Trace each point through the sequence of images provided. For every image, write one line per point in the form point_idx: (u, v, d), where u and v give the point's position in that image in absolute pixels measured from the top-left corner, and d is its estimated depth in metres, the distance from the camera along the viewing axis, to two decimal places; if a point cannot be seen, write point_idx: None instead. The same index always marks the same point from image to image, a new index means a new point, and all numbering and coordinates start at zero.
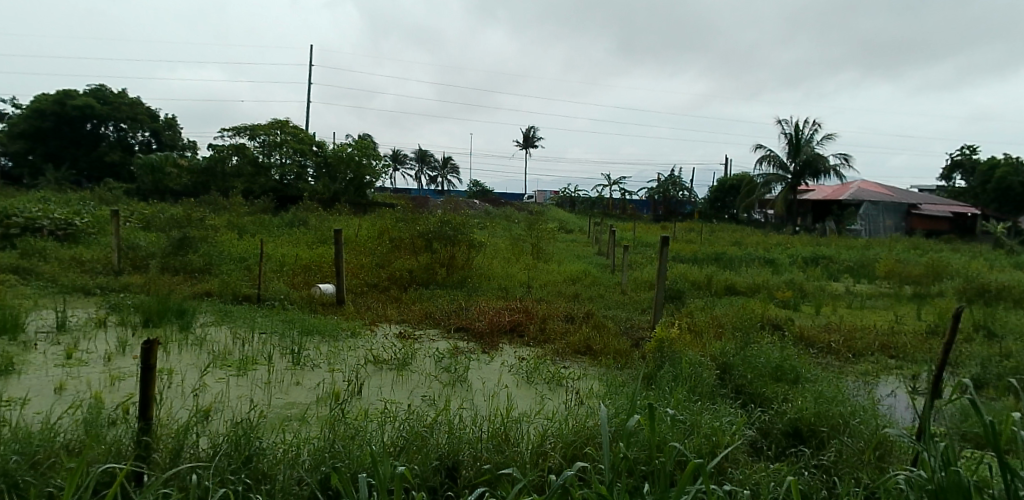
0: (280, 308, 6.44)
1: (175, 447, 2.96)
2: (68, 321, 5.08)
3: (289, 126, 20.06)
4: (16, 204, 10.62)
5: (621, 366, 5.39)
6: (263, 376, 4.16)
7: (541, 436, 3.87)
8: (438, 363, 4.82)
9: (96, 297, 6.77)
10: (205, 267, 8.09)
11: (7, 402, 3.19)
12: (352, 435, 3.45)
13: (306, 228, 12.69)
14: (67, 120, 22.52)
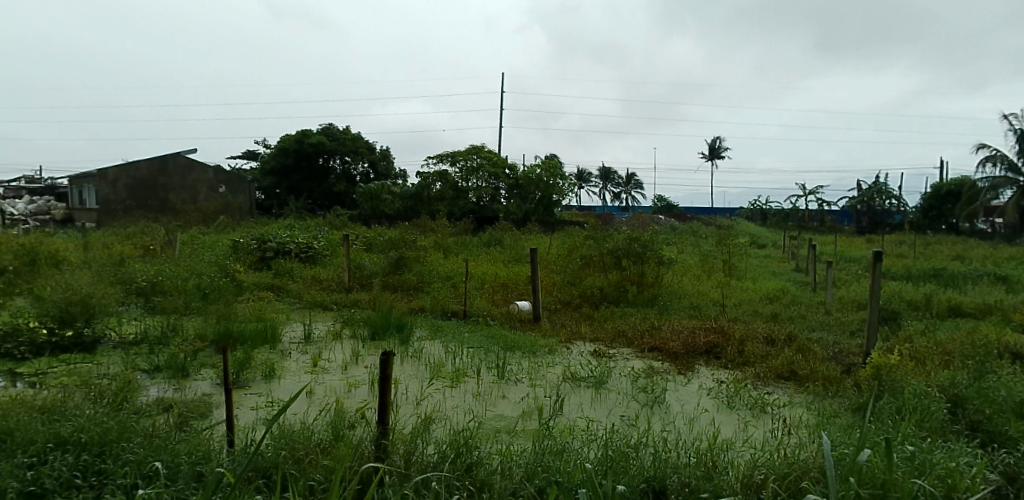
0: (482, 324, 6.81)
1: (405, 453, 3.18)
2: (312, 333, 5.76)
3: (485, 151, 21.44)
4: (272, 231, 12.49)
5: (831, 394, 4.86)
6: (473, 387, 4.34)
7: (751, 465, 3.53)
8: (634, 383, 4.71)
9: (332, 312, 7.67)
10: (417, 285, 8.84)
11: (273, 402, 3.66)
12: (560, 451, 3.44)
13: (501, 247, 13.32)
14: (304, 156, 25.69)
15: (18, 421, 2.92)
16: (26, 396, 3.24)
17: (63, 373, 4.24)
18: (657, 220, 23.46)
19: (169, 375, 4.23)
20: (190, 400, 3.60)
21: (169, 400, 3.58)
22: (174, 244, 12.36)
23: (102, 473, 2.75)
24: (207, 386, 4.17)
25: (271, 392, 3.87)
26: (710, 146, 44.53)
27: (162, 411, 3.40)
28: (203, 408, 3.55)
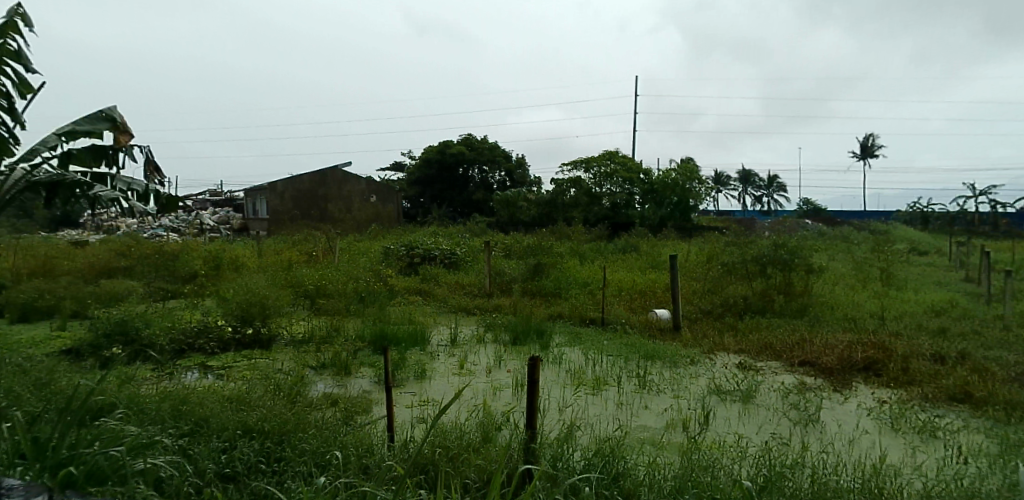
0: (621, 332, 6.79)
1: (553, 458, 3.19)
2: (458, 336, 6.00)
3: (618, 157, 21.27)
4: (419, 239, 13.22)
5: (1016, 421, 4.27)
6: (615, 396, 4.30)
7: (926, 493, 3.14)
8: (785, 399, 4.43)
9: (475, 316, 7.96)
10: (556, 292, 8.96)
11: (426, 402, 3.84)
12: (710, 465, 3.28)
13: (638, 253, 13.14)
14: (446, 167, 26.57)
15: (213, 411, 3.28)
16: (220, 387, 3.64)
17: (245, 368, 4.75)
18: (805, 225, 21.95)
19: (333, 372, 4.57)
20: (353, 397, 3.87)
21: (335, 395, 3.86)
22: (332, 249, 13.45)
23: (282, 460, 3.00)
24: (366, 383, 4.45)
25: (424, 392, 4.06)
26: (863, 145, 40.84)
27: (331, 405, 3.67)
28: (365, 404, 3.80)
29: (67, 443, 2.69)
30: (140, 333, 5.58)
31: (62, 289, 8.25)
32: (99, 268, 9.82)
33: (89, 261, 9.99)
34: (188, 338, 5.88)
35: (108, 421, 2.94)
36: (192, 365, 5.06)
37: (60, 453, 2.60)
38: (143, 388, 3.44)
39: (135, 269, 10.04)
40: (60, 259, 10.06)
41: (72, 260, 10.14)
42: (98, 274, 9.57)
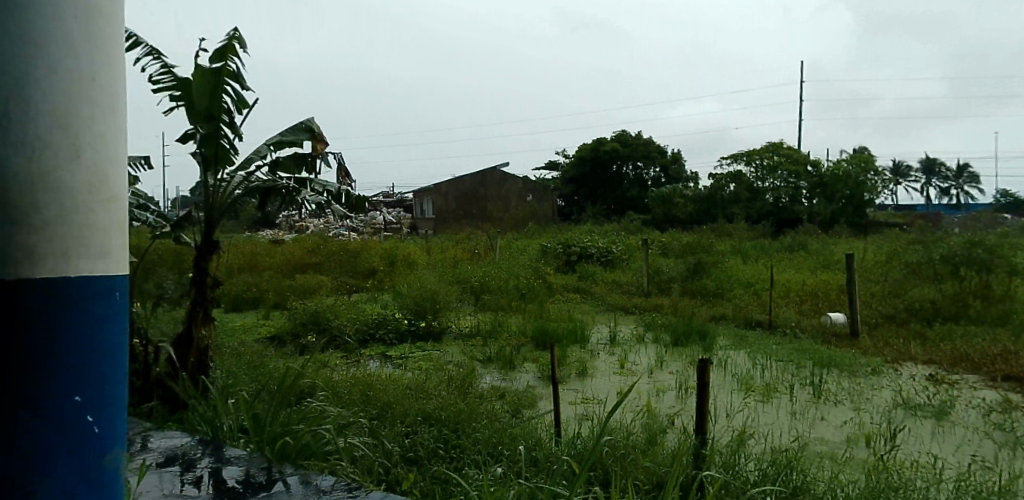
0: (792, 336, 6.52)
1: (724, 466, 3.07)
2: (617, 336, 6.09)
3: (783, 149, 20.70)
4: (576, 237, 13.48)
5: None
6: (787, 405, 4.11)
7: None
8: (987, 417, 3.94)
9: (635, 316, 8.00)
10: (718, 292, 8.75)
11: (590, 398, 3.93)
12: (905, 486, 2.94)
13: (807, 252, 12.40)
14: (600, 164, 26.36)
15: (396, 398, 3.54)
16: (399, 376, 3.95)
17: (419, 359, 5.13)
18: None
19: (499, 366, 4.76)
20: (519, 391, 4.01)
21: (503, 388, 4.03)
22: (491, 246, 14.02)
23: (458, 448, 3.16)
24: (530, 377, 4.56)
25: (587, 389, 4.17)
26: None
27: (499, 397, 3.85)
28: (530, 398, 3.92)
29: (279, 419, 3.03)
30: (329, 323, 6.24)
31: (264, 281, 9.45)
32: (293, 263, 11.14)
33: (285, 256, 11.38)
34: (369, 330, 6.45)
35: (313, 401, 3.28)
36: (373, 355, 5.54)
37: (275, 427, 2.95)
38: (336, 374, 3.80)
39: (322, 264, 11.26)
40: (264, 253, 11.56)
41: (272, 254, 11.61)
42: (292, 268, 10.87)
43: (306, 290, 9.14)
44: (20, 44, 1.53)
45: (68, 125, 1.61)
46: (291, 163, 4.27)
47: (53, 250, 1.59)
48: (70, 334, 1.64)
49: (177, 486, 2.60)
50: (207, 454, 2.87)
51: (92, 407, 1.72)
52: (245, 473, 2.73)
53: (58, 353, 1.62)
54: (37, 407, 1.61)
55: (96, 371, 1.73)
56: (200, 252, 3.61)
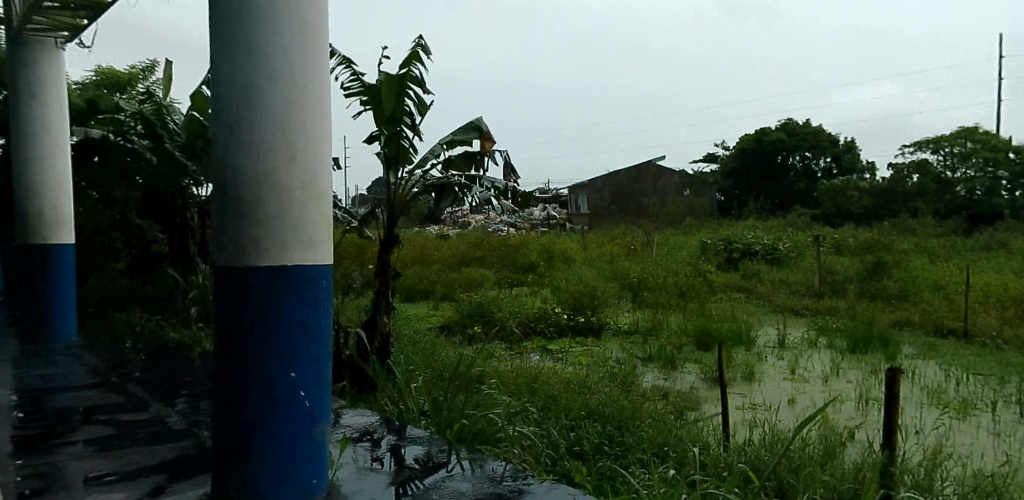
0: (992, 346, 5.93)
1: (918, 488, 2.79)
2: (788, 339, 6.15)
3: (978, 133, 18.15)
4: (739, 234, 13.16)
5: None
6: (988, 424, 3.71)
7: None
8: None
9: (806, 319, 7.71)
10: (902, 294, 8.16)
11: (759, 404, 3.92)
12: None
13: (1010, 251, 11.14)
14: (765, 155, 24.81)
15: (559, 394, 3.67)
16: (562, 370, 4.12)
17: (578, 354, 5.39)
18: None
19: (658, 365, 4.94)
20: (681, 392, 4.01)
21: (665, 389, 4.08)
22: (648, 244, 13.92)
23: (623, 446, 3.16)
24: (692, 378, 4.68)
25: (753, 395, 4.16)
26: None
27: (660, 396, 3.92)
28: (693, 400, 3.90)
29: (454, 404, 3.26)
30: (494, 315, 6.69)
31: (432, 275, 10.25)
32: (459, 257, 11.94)
33: (451, 251, 12.22)
34: (528, 323, 6.77)
35: (485, 390, 3.48)
36: (534, 348, 5.83)
37: (451, 412, 3.15)
38: (506, 368, 4.03)
39: (485, 258, 11.93)
40: (431, 247, 12.49)
41: (439, 249, 12.49)
42: (458, 261, 11.69)
43: (471, 284, 9.79)
44: (228, 129, 2.71)
45: (288, 176, 2.71)
46: (461, 161, 4.30)
47: (277, 251, 2.67)
48: (289, 324, 2.70)
49: (370, 462, 2.93)
50: (392, 432, 3.20)
51: (304, 381, 2.74)
52: (425, 454, 2.95)
53: (285, 335, 2.69)
54: (267, 375, 2.64)
55: (307, 353, 2.77)
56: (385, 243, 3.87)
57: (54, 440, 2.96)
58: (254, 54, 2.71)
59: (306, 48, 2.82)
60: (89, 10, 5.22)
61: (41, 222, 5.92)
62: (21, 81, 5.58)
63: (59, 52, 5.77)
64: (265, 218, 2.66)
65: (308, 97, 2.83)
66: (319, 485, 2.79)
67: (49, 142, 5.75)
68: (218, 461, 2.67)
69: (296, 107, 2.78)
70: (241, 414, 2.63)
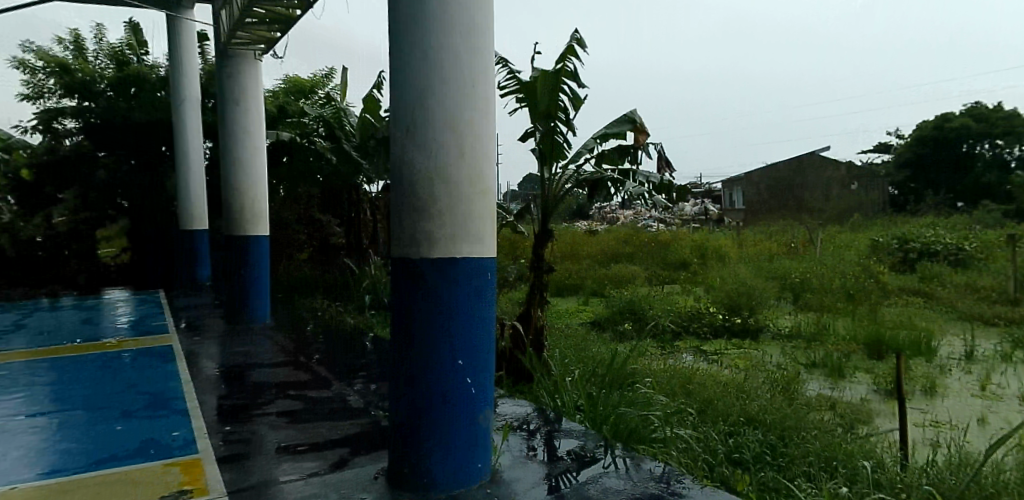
0: None
1: None
2: (977, 351, 5.59)
3: None
4: (917, 229, 11.94)
5: None
6: None
7: None
8: None
9: (999, 329, 6.90)
10: None
11: (941, 424, 3.67)
12: None
13: None
14: None
15: (718, 398, 3.73)
16: (724, 377, 4.17)
17: (736, 357, 5.63)
18: None
19: (825, 373, 4.97)
20: (850, 404, 3.92)
21: (832, 399, 4.01)
22: (810, 241, 12.99)
23: (786, 457, 3.07)
24: (862, 389, 4.60)
25: (934, 411, 3.94)
26: None
27: (827, 407, 3.85)
28: (865, 414, 3.79)
29: (610, 401, 3.37)
30: (644, 313, 7.07)
31: (580, 271, 10.49)
32: (608, 252, 12.04)
33: (599, 244, 12.35)
34: (682, 323, 6.94)
35: (640, 387, 3.59)
36: (686, 348, 6.11)
37: (607, 408, 3.27)
38: (660, 368, 4.15)
39: (634, 255, 11.95)
40: (579, 240, 12.74)
41: (587, 242, 12.68)
42: (608, 257, 11.78)
43: (618, 281, 9.87)
44: (404, 134, 2.93)
45: (457, 171, 2.88)
46: (615, 155, 4.28)
47: (446, 243, 2.85)
48: (458, 314, 2.86)
49: (528, 450, 3.09)
50: (546, 424, 3.35)
51: (470, 369, 2.89)
52: (580, 447, 3.05)
53: (454, 324, 2.85)
54: (440, 362, 2.82)
55: (473, 343, 2.92)
56: (539, 237, 4.13)
57: (256, 408, 3.48)
58: (428, 56, 2.87)
59: (475, 52, 2.95)
60: (282, 23, 5.68)
61: (243, 216, 6.60)
62: (227, 89, 6.43)
63: (257, 63, 6.58)
64: (438, 211, 2.85)
65: (476, 97, 2.96)
66: (482, 471, 2.94)
67: (250, 144, 6.56)
68: (393, 440, 2.90)
69: (466, 106, 2.93)
70: (415, 397, 2.83)
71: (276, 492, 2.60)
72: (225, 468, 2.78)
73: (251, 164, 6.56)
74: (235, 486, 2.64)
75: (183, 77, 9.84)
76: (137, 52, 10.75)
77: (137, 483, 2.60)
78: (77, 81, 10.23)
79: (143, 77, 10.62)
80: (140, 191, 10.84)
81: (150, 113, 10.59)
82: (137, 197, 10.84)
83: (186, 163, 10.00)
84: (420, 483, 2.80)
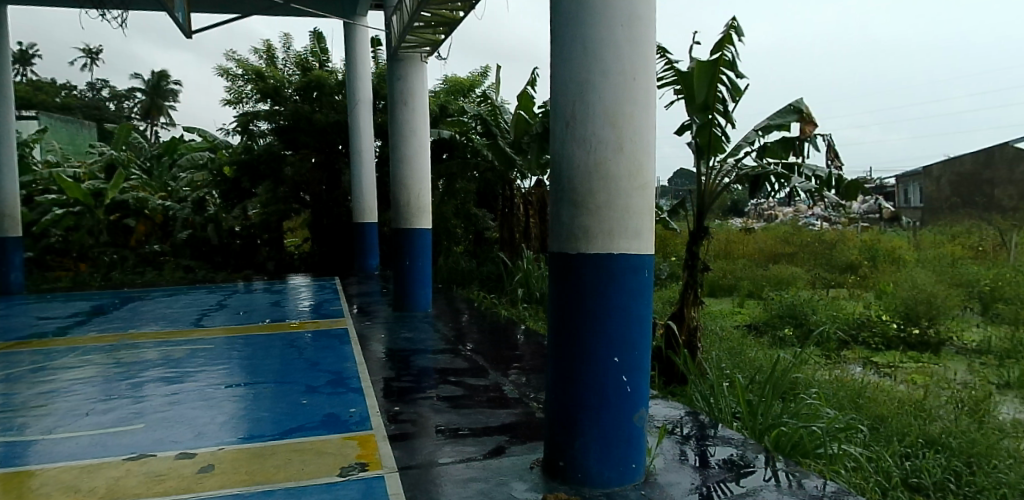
0: None
1: None
2: None
3: None
4: None
5: None
6: None
7: None
8: None
9: None
10: None
11: None
12: None
13: None
14: None
15: (892, 417, 3.71)
16: (899, 392, 4.22)
17: (913, 372, 5.25)
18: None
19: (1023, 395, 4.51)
20: None
21: None
22: None
23: (974, 486, 2.94)
24: None
25: None
26: None
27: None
28: None
29: (771, 411, 3.42)
30: (807, 318, 6.84)
31: (739, 271, 10.34)
32: (767, 253, 11.52)
33: (758, 246, 11.75)
34: (850, 331, 6.70)
35: (804, 400, 3.62)
36: (855, 359, 5.88)
37: (766, 420, 3.32)
38: (821, 380, 4.21)
39: (796, 255, 11.30)
40: (737, 240, 12.20)
41: (745, 243, 12.13)
42: (766, 258, 11.35)
43: (780, 283, 9.54)
44: (563, 131, 2.85)
45: (617, 166, 2.76)
46: (777, 146, 4.55)
47: (604, 240, 2.76)
48: (616, 312, 2.77)
49: (681, 455, 3.08)
50: (699, 430, 3.36)
51: (627, 368, 2.80)
52: (731, 456, 3.03)
53: (612, 322, 2.77)
54: (597, 361, 2.76)
55: (631, 342, 2.82)
56: (693, 235, 4.40)
57: (420, 392, 3.96)
58: (589, 49, 2.76)
59: (637, 41, 2.78)
60: (445, 25, 5.96)
61: (408, 210, 7.25)
62: (397, 92, 7.05)
63: (422, 65, 7.10)
64: (596, 207, 2.75)
65: (637, 87, 2.80)
66: (637, 471, 2.87)
67: (415, 142, 7.11)
68: (548, 432, 2.95)
69: (626, 97, 2.78)
70: (570, 393, 2.83)
71: (439, 473, 2.78)
72: (395, 444, 3.13)
73: (415, 161, 7.09)
74: (403, 463, 2.90)
75: (356, 81, 11.15)
76: (319, 59, 12.41)
77: (322, 452, 3.02)
78: (270, 87, 11.69)
79: (325, 81, 11.81)
80: (321, 185, 12.26)
81: (330, 114, 11.78)
82: (318, 190, 12.25)
83: (357, 156, 11.21)
84: (575, 477, 2.82)
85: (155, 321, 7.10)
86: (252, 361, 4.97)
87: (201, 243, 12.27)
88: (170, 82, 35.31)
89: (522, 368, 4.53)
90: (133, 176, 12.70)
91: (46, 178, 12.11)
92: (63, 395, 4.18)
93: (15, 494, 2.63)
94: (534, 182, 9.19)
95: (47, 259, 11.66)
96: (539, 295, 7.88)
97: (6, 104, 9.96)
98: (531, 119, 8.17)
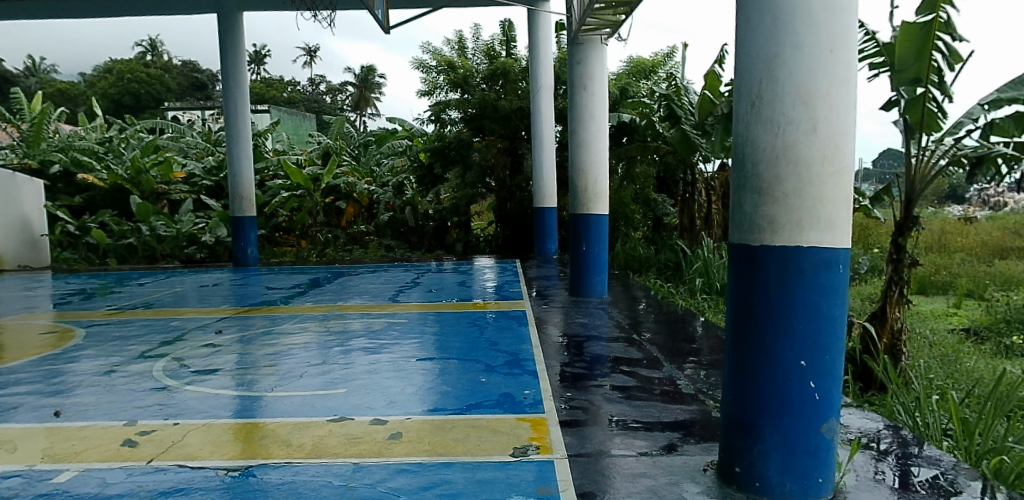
0: None
1: None
2: None
3: None
4: None
5: None
6: None
7: None
8: None
9: None
10: None
11: None
12: None
13: None
14: None
15: None
16: None
17: None
18: None
19: None
20: None
21: None
22: None
23: None
24: None
25: None
26: None
27: None
28: None
29: (991, 431, 3.00)
30: None
31: (956, 266, 9.25)
32: (992, 247, 10.09)
33: (982, 238, 10.28)
34: None
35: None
36: None
37: (983, 448, 2.88)
38: None
39: None
40: (955, 231, 10.80)
41: (965, 234, 10.66)
42: (991, 251, 9.98)
43: (1010, 283, 8.43)
44: (747, 110, 2.44)
45: (810, 149, 2.31)
46: (1008, 122, 4.38)
47: (792, 231, 2.33)
48: (802, 307, 2.34)
49: (876, 473, 2.70)
50: (900, 447, 3.00)
51: (814, 372, 2.36)
52: (935, 476, 2.65)
53: (797, 320, 2.34)
54: (779, 362, 2.38)
55: (818, 341, 2.36)
56: (899, 225, 4.40)
57: (593, 380, 4.09)
58: (780, 18, 2.32)
59: (839, 8, 2.28)
60: (628, 4, 5.85)
61: (585, 195, 7.38)
62: (576, 76, 7.12)
63: (603, 47, 7.07)
64: (783, 195, 2.34)
65: (835, 61, 2.30)
66: (824, 486, 2.44)
67: (594, 126, 7.15)
68: (722, 433, 2.62)
69: (820, 71, 2.30)
70: (747, 396, 2.47)
71: (609, 464, 2.79)
72: (569, 430, 3.23)
73: (593, 145, 7.16)
74: (574, 450, 2.95)
75: (538, 66, 11.38)
76: (505, 47, 12.89)
77: (497, 431, 3.18)
78: (460, 76, 12.31)
79: (511, 67, 12.24)
80: (505, 170, 12.91)
81: (514, 101, 12.29)
82: (502, 176, 12.88)
83: (538, 140, 11.50)
84: (752, 487, 2.47)
85: (359, 294, 7.93)
86: (440, 337, 5.40)
87: (401, 224, 13.57)
88: (376, 75, 39.05)
89: (698, 363, 4.46)
90: (344, 161, 14.24)
91: (275, 164, 13.79)
92: (284, 357, 4.87)
93: (242, 442, 3.09)
94: (717, 166, 9.13)
95: (278, 236, 13.54)
96: (719, 285, 7.58)
97: (242, 99, 11.64)
98: (716, 99, 8.12)
